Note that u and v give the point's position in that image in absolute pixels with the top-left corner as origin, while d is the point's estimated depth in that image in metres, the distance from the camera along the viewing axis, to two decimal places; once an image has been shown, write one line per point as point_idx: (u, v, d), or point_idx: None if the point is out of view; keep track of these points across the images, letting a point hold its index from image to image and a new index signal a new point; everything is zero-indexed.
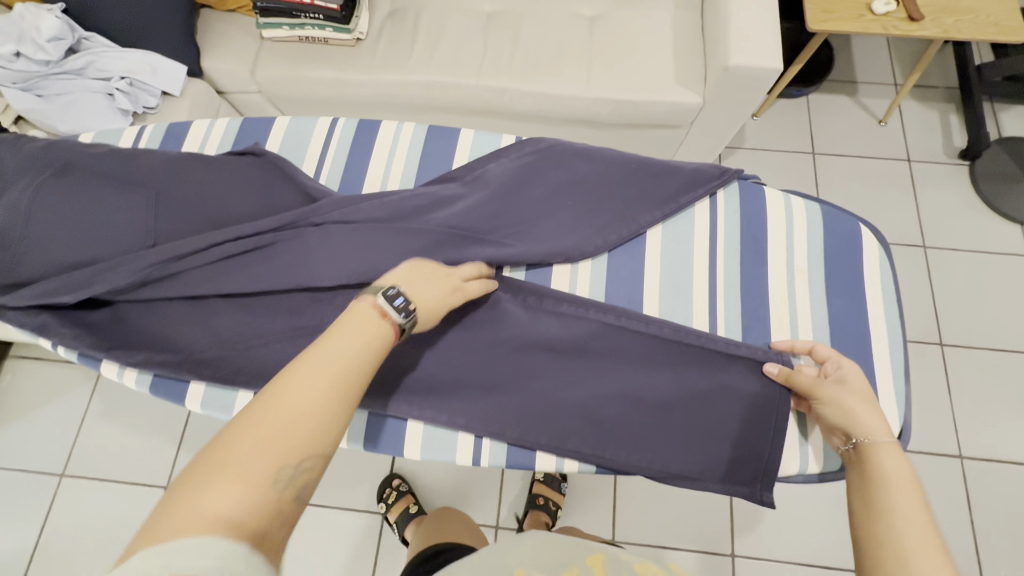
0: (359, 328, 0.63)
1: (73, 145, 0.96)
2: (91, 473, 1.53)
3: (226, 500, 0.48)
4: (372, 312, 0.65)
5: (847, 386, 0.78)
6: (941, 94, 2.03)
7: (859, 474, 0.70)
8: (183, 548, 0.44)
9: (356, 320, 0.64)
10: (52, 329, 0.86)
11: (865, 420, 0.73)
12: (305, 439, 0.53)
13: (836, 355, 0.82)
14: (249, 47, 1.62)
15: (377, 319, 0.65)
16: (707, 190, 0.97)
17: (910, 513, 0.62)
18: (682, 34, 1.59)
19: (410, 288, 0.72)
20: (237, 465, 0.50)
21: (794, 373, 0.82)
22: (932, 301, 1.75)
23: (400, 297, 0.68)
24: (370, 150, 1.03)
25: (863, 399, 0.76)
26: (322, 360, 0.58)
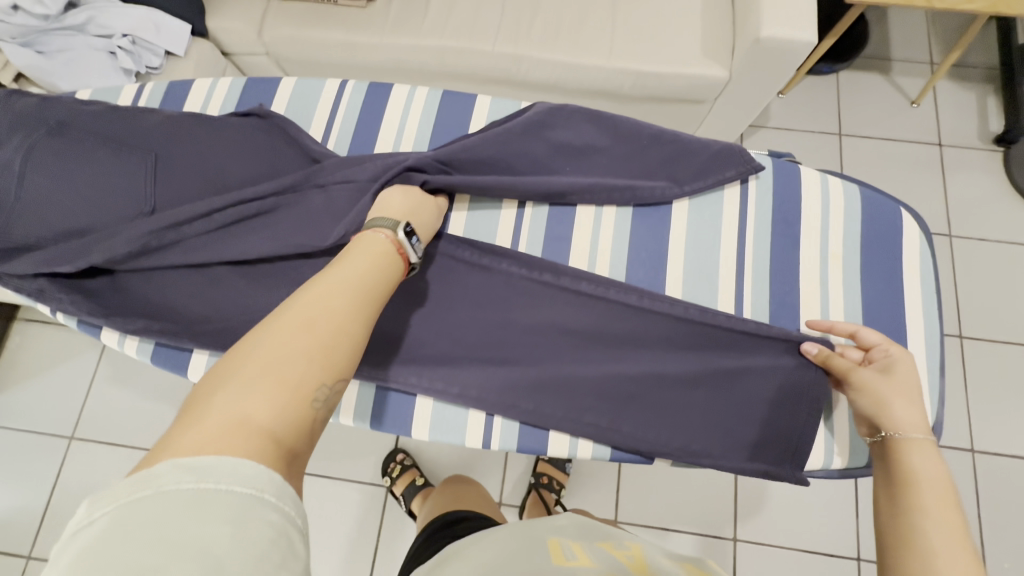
0: (365, 261, 0.66)
1: (70, 102, 0.91)
2: (97, 436, 1.53)
3: (262, 410, 0.47)
4: (388, 246, 0.70)
5: (891, 378, 0.73)
6: (981, 74, 1.92)
7: (886, 469, 0.66)
8: (224, 455, 0.43)
9: (363, 256, 0.66)
10: (49, 294, 0.84)
11: (900, 411, 0.70)
12: (331, 360, 0.54)
13: (885, 343, 0.77)
14: (255, 4, 1.54)
15: (383, 255, 0.68)
16: (740, 172, 0.90)
17: (945, 517, 0.58)
18: (712, 1, 1.49)
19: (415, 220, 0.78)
20: (268, 378, 0.49)
21: (832, 357, 0.78)
22: (954, 291, 1.69)
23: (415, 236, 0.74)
24: (382, 114, 0.97)
25: (906, 393, 0.71)
26: (338, 285, 0.60)
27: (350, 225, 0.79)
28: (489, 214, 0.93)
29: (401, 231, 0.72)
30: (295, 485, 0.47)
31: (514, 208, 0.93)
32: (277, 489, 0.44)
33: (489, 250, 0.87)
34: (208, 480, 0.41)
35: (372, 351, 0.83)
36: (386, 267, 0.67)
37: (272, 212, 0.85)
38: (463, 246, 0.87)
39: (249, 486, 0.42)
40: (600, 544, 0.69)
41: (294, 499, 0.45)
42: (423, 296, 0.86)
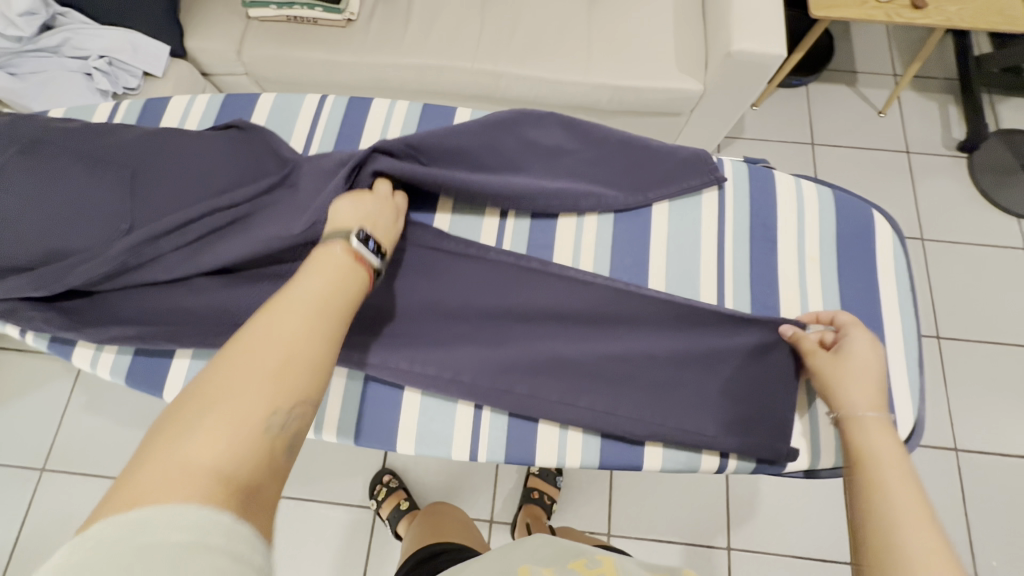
0: (324, 271, 0.63)
1: (44, 121, 0.90)
2: (72, 467, 1.47)
3: (210, 450, 0.45)
4: (344, 257, 0.67)
5: (844, 359, 0.73)
6: (941, 84, 2.01)
7: (844, 452, 0.65)
8: (160, 507, 0.40)
9: (319, 267, 0.64)
10: (20, 314, 0.81)
11: (850, 391, 0.69)
12: (291, 383, 0.52)
13: (850, 322, 0.77)
14: (235, 24, 1.55)
15: (348, 263, 0.66)
16: (705, 181, 0.92)
17: (906, 502, 0.56)
18: (683, 17, 1.55)
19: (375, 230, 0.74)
20: (217, 412, 0.47)
21: (802, 338, 0.78)
22: (928, 293, 1.74)
23: (370, 241, 0.71)
24: (362, 128, 0.98)
25: (864, 379, 0.70)
26: (294, 302, 0.58)
27: (313, 218, 0.78)
28: (472, 221, 0.93)
29: (355, 239, 0.69)
30: (256, 525, 0.44)
31: (495, 218, 0.94)
32: (224, 535, 0.40)
33: (471, 243, 0.87)
34: (134, 538, 0.38)
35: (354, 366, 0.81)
36: (355, 273, 0.66)
37: (249, 217, 0.84)
38: (440, 236, 0.86)
39: (189, 538, 0.39)
40: (571, 566, 0.66)
41: (252, 543, 0.42)
42: (409, 285, 0.85)
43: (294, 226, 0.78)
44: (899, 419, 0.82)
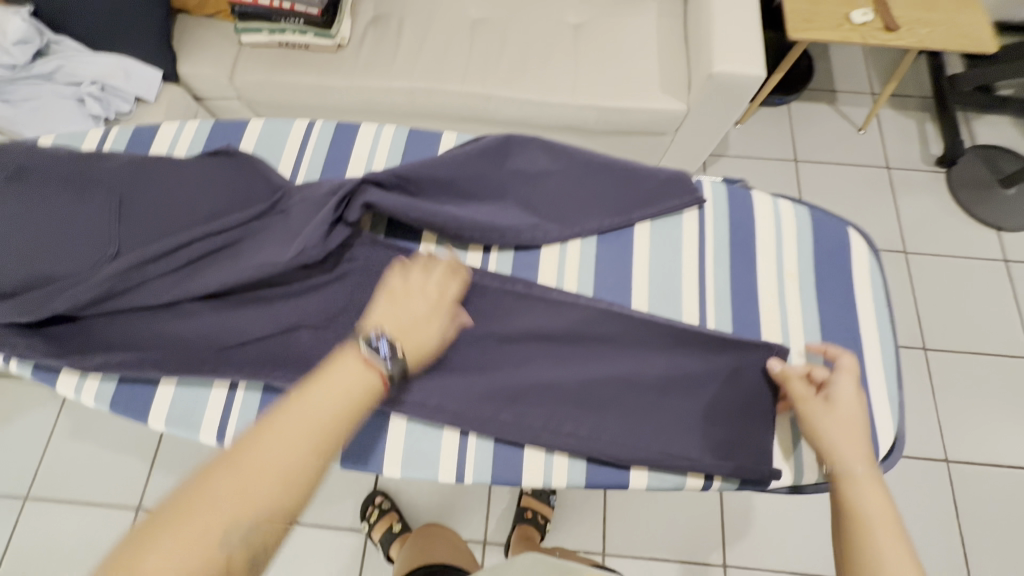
0: (341, 377, 0.61)
1: (32, 147, 0.91)
2: (56, 494, 1.44)
3: (164, 564, 0.47)
4: (358, 365, 0.63)
5: (835, 409, 0.73)
6: (918, 103, 2.07)
7: (835, 510, 0.66)
8: None
9: (337, 371, 0.62)
10: (4, 340, 0.80)
11: (842, 445, 0.70)
12: (261, 504, 0.53)
13: (842, 369, 0.77)
14: (228, 50, 1.58)
15: (364, 365, 0.63)
16: (686, 202, 0.94)
17: (898, 567, 0.58)
18: (666, 40, 1.59)
19: (396, 324, 0.69)
20: (188, 523, 0.50)
21: (790, 379, 0.78)
22: (914, 305, 1.76)
23: (384, 338, 0.65)
24: (349, 154, 0.99)
25: (849, 425, 0.71)
26: (301, 409, 0.58)
27: (301, 246, 0.79)
28: (456, 253, 0.93)
29: (366, 344, 0.64)
30: None
31: (479, 253, 0.93)
32: None
33: (457, 266, 0.88)
34: None
35: None
36: (368, 380, 0.62)
37: (238, 243, 0.85)
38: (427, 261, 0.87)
39: None
40: None
41: None
42: None
43: (283, 254, 0.79)
44: (879, 434, 0.83)
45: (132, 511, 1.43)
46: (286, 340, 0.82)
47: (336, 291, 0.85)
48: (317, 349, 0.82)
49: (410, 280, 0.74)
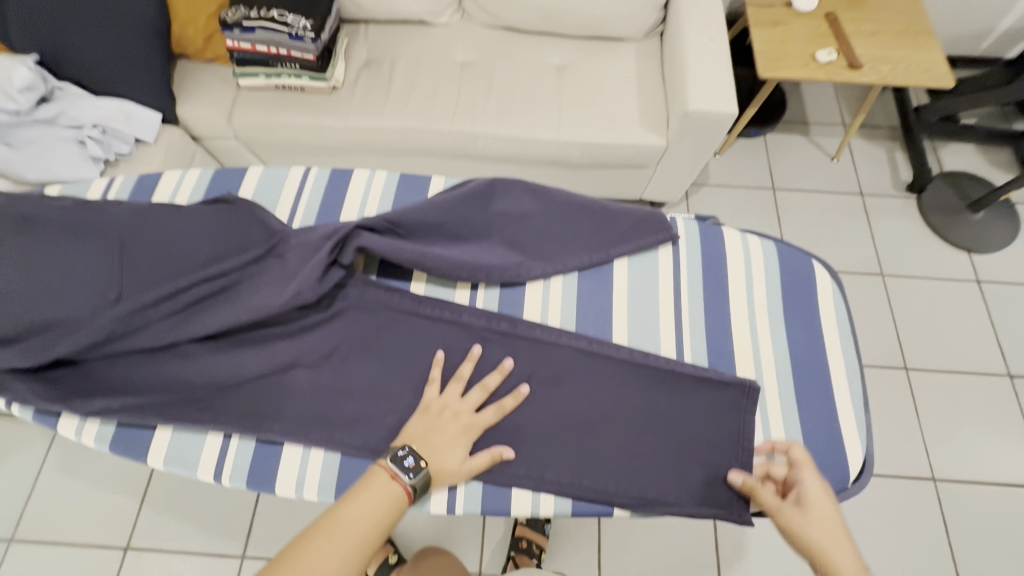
0: (379, 490, 0.71)
1: (39, 197, 0.95)
2: (45, 536, 1.43)
3: None
4: (388, 479, 0.73)
5: (809, 511, 0.74)
6: (886, 132, 2.18)
7: None
8: None
9: (376, 486, 0.72)
10: (7, 385, 0.83)
11: (830, 551, 0.70)
12: None
13: (801, 463, 0.78)
14: (226, 94, 1.65)
15: (390, 478, 0.73)
16: (660, 239, 1.00)
17: None
18: (644, 80, 1.69)
19: (426, 441, 0.78)
20: None
21: (757, 488, 0.79)
22: (893, 327, 1.82)
23: (411, 454, 0.75)
24: (343, 197, 1.05)
25: (826, 523, 0.73)
26: (347, 518, 0.68)
27: (296, 290, 0.83)
28: (445, 290, 0.97)
29: (395, 459, 0.74)
30: None
31: (467, 289, 0.98)
32: None
33: (445, 308, 0.92)
34: None
35: (330, 427, 0.84)
36: (392, 490, 0.72)
37: (236, 286, 0.88)
38: (416, 301, 0.92)
39: None
40: None
41: None
42: (385, 349, 0.89)
43: (280, 298, 0.83)
44: (849, 457, 0.87)
45: (122, 551, 1.41)
46: (283, 378, 0.86)
47: (330, 331, 0.89)
48: (311, 387, 0.86)
49: (446, 395, 0.84)
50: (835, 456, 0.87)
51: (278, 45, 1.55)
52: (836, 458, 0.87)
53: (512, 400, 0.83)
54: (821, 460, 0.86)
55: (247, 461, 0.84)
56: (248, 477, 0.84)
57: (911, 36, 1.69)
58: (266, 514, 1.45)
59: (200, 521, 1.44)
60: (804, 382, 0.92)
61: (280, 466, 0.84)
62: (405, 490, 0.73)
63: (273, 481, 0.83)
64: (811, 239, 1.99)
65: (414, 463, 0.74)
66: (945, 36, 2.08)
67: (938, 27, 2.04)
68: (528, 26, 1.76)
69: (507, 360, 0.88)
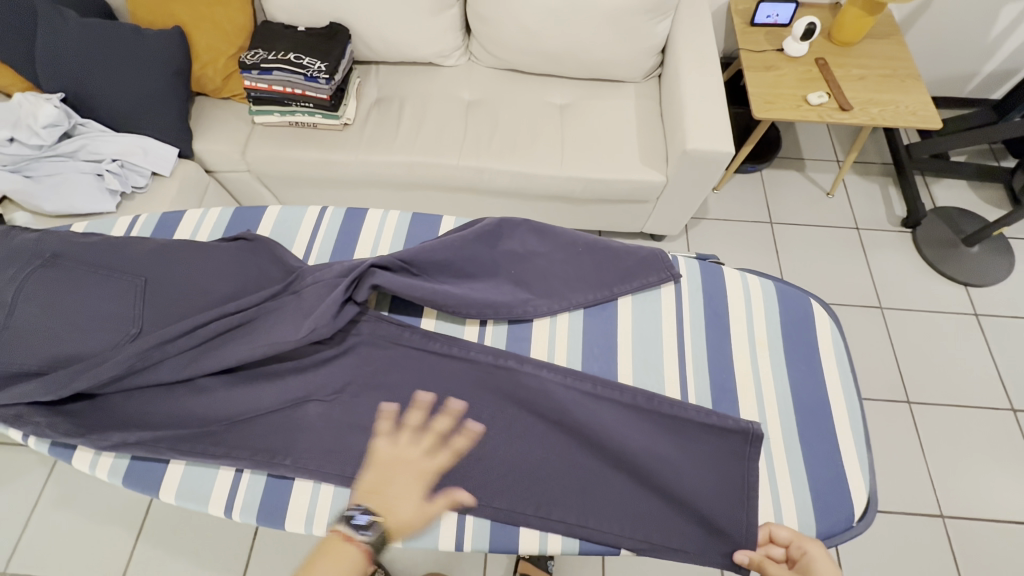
0: (337, 557, 0.70)
1: (65, 233, 0.99)
2: (38, 569, 1.41)
3: None
4: (346, 543, 0.72)
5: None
6: (879, 169, 2.25)
7: None
8: None
9: (336, 554, 0.71)
10: (26, 418, 0.85)
11: None
12: None
13: (795, 538, 0.80)
14: (241, 131, 1.71)
15: (347, 540, 0.72)
16: (663, 277, 1.04)
17: None
18: (643, 119, 1.76)
19: (381, 494, 0.77)
20: None
21: (764, 563, 0.79)
22: (893, 360, 1.84)
23: (363, 513, 0.74)
24: (357, 236, 1.09)
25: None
26: None
27: (312, 326, 0.85)
28: (455, 327, 1.00)
29: (348, 522, 0.73)
30: None
31: (476, 325, 1.01)
32: None
33: (453, 348, 0.94)
34: None
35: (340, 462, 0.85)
36: (348, 553, 0.71)
37: (253, 322, 0.91)
38: (425, 337, 0.94)
39: None
40: None
41: None
42: (395, 387, 0.91)
43: (296, 335, 0.86)
44: (853, 495, 0.88)
45: None
46: (297, 412, 0.88)
47: (344, 367, 0.92)
48: (323, 422, 0.87)
49: (397, 445, 0.82)
50: (838, 494, 0.88)
51: (293, 86, 1.61)
52: (841, 496, 0.88)
53: (457, 443, 0.84)
54: (826, 498, 0.87)
55: (258, 494, 0.85)
56: (258, 511, 0.84)
57: (897, 80, 1.76)
58: (264, 548, 1.43)
59: (197, 555, 1.43)
60: (806, 420, 0.93)
61: (291, 500, 0.85)
62: (363, 548, 0.72)
63: (283, 515, 0.84)
64: (808, 272, 2.03)
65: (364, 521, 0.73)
66: (930, 79, 2.17)
67: (924, 70, 2.14)
68: (530, 68, 1.84)
69: (454, 403, 0.89)
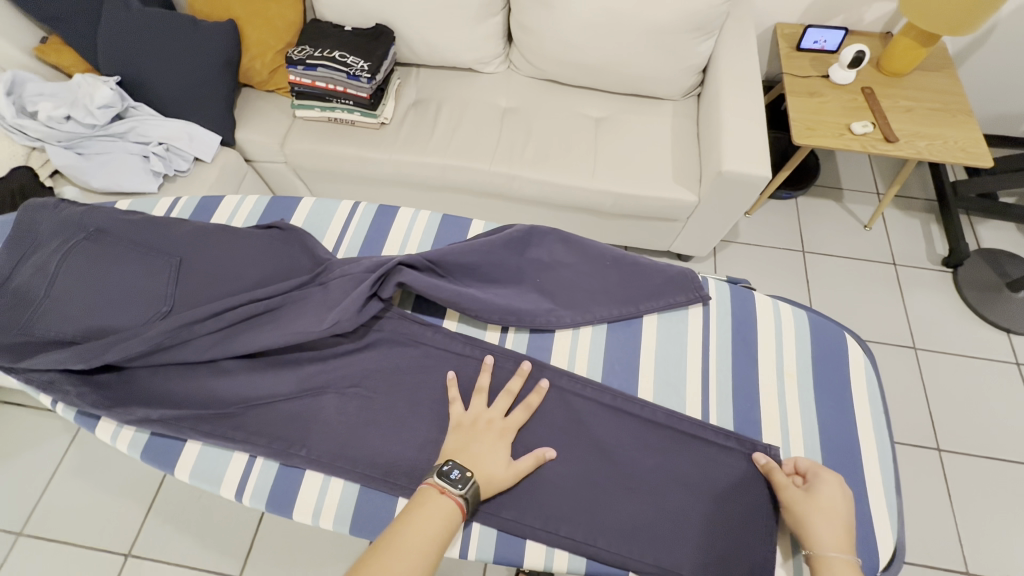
0: (431, 512, 0.71)
1: (110, 210, 1.03)
2: (52, 533, 1.45)
3: None
4: (443, 498, 0.73)
5: (814, 496, 0.78)
6: (922, 205, 2.17)
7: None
8: None
9: (433, 508, 0.72)
10: (58, 386, 0.87)
11: (820, 529, 0.74)
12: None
13: (814, 466, 0.82)
14: (281, 123, 1.76)
15: (441, 493, 0.73)
16: (692, 298, 1.02)
17: None
18: (680, 137, 1.74)
19: (468, 454, 0.79)
20: None
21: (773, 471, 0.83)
22: (925, 404, 1.76)
23: (456, 467, 0.76)
24: (387, 233, 1.10)
25: (831, 512, 0.76)
26: (412, 535, 0.68)
27: (336, 318, 0.86)
28: (476, 331, 1.00)
29: (442, 474, 0.75)
30: None
31: (497, 331, 1.00)
32: None
33: (475, 352, 0.95)
34: None
35: (351, 458, 0.84)
36: (445, 505, 0.72)
37: (279, 309, 0.92)
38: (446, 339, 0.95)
39: None
40: None
41: None
42: (414, 385, 0.91)
43: (321, 325, 0.87)
44: (880, 543, 0.83)
45: (121, 558, 1.42)
46: (316, 401, 0.89)
47: (365, 363, 0.92)
48: (338, 414, 0.88)
49: (478, 411, 0.85)
50: (862, 540, 0.83)
51: (335, 83, 1.65)
52: (865, 543, 0.83)
53: (535, 398, 0.88)
54: None
55: (269, 482, 0.86)
56: (267, 498, 0.85)
57: (947, 114, 1.71)
58: (267, 535, 1.44)
59: (203, 535, 1.44)
60: (834, 458, 0.89)
61: (301, 490, 0.85)
62: (458, 500, 0.73)
63: (291, 505, 0.84)
64: (839, 306, 1.96)
65: (462, 474, 0.75)
66: (983, 115, 2.09)
67: (976, 106, 2.06)
68: (568, 80, 1.84)
69: (523, 362, 0.92)
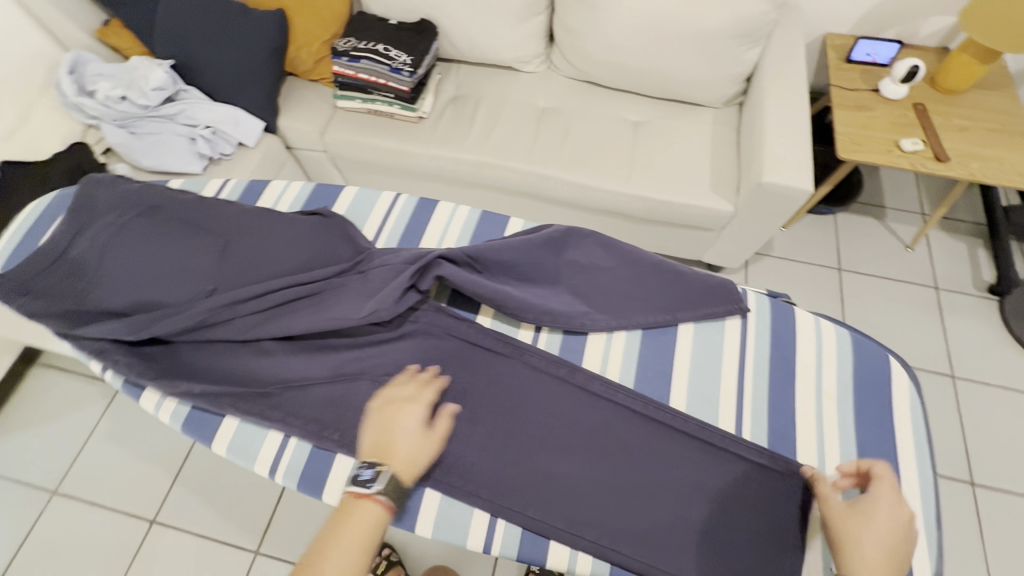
0: (357, 522, 0.70)
1: (164, 189, 1.07)
2: (84, 494, 1.51)
3: None
4: (364, 502, 0.72)
5: (862, 504, 0.74)
6: (969, 229, 2.08)
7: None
8: None
9: (357, 517, 0.71)
10: (107, 354, 0.90)
11: (861, 535, 0.71)
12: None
13: (873, 472, 0.78)
14: (323, 112, 1.79)
15: (359, 498, 0.72)
16: (729, 309, 1.00)
17: None
18: (719, 145, 1.71)
19: (383, 447, 0.77)
20: None
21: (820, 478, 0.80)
22: (960, 435, 1.69)
23: (369, 467, 0.74)
24: (425, 226, 1.11)
25: (878, 523, 0.72)
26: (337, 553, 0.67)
27: (376, 307, 0.88)
28: (508, 328, 1.00)
29: (357, 480, 0.73)
30: None
31: (530, 330, 1.00)
32: None
33: (509, 349, 0.95)
34: None
35: None
36: (366, 509, 0.71)
37: (319, 294, 0.95)
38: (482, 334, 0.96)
39: None
40: None
41: None
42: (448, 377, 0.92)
43: (362, 313, 0.88)
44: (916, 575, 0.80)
45: (148, 524, 1.47)
46: (349, 386, 0.90)
47: (399, 353, 0.94)
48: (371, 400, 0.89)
49: (386, 400, 0.83)
50: None
51: (378, 75, 1.67)
52: None
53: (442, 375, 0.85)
54: None
55: (301, 461, 0.88)
56: (299, 477, 0.87)
57: (1004, 134, 1.63)
58: (286, 515, 1.47)
59: (225, 509, 1.49)
60: None
61: (332, 472, 0.87)
62: (379, 499, 0.72)
63: (322, 486, 0.85)
64: (875, 327, 1.90)
65: (373, 472, 0.73)
66: None
67: None
68: (608, 83, 1.83)
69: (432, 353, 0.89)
